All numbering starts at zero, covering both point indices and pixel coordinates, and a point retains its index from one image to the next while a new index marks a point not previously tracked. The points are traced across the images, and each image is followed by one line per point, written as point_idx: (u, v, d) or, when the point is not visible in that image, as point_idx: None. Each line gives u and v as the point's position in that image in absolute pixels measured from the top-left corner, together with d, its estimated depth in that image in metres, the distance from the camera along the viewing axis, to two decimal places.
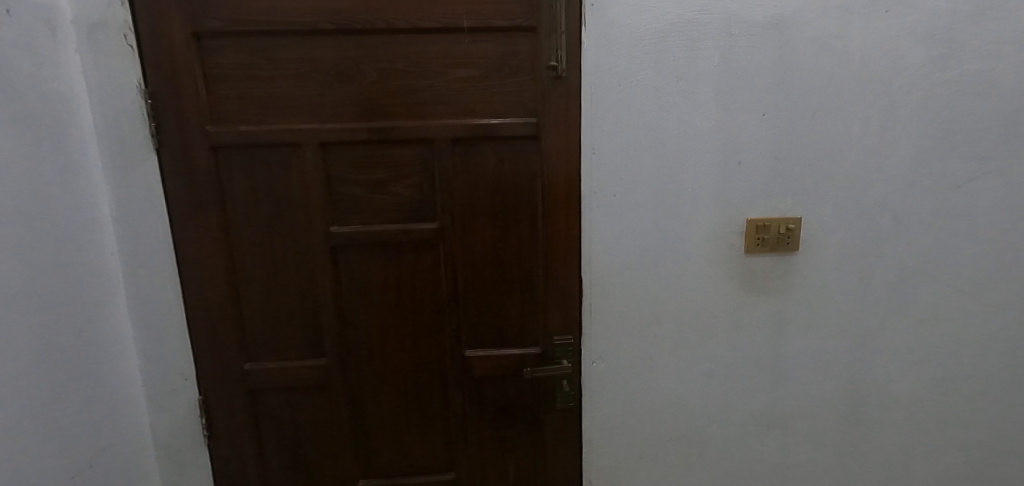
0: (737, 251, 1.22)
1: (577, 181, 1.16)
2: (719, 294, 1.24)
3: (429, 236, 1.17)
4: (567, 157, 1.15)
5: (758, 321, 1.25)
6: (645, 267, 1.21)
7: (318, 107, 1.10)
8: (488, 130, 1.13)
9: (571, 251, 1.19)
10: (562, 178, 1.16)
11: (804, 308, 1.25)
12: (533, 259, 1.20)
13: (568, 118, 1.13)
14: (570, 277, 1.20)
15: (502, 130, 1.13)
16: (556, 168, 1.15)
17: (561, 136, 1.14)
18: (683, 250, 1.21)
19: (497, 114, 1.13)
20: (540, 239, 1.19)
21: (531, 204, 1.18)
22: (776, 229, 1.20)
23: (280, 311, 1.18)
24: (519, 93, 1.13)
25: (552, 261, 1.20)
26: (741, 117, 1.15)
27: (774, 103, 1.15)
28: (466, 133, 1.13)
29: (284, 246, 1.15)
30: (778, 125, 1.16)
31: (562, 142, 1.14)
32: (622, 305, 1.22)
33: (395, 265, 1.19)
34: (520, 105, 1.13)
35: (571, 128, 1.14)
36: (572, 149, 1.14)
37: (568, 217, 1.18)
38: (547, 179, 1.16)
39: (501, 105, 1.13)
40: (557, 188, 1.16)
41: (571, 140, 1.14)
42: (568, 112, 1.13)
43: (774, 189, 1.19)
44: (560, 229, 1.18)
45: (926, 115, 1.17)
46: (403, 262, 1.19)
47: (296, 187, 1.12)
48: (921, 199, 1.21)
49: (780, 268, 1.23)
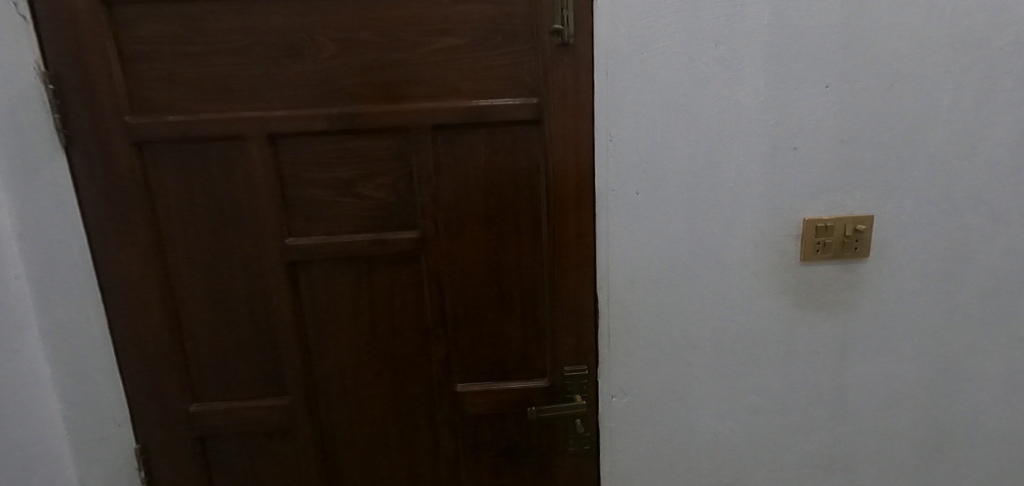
0: (791, 259, 0.97)
1: (590, 176, 0.93)
2: (767, 313, 1.00)
3: (408, 248, 0.95)
4: (577, 146, 0.92)
5: (816, 344, 1.01)
6: (676, 281, 0.98)
7: (264, 90, 0.88)
8: (478, 114, 0.90)
9: (585, 262, 0.96)
10: (572, 173, 0.93)
11: (875, 328, 1.01)
12: (537, 273, 0.98)
13: (578, 97, 0.90)
14: (583, 295, 0.98)
15: (495, 113, 0.90)
16: (563, 160, 0.92)
17: (569, 120, 0.91)
18: (723, 259, 0.97)
19: (488, 95, 0.91)
20: (545, 249, 0.97)
21: (533, 207, 0.95)
22: (841, 231, 0.96)
23: (231, 341, 0.97)
24: (516, 68, 0.90)
25: (561, 276, 0.97)
26: (796, 90, 0.91)
27: (841, 71, 0.90)
28: (449, 118, 0.90)
29: (231, 262, 0.94)
30: (845, 100, 0.91)
31: (570, 128, 0.91)
32: (648, 328, 0.99)
33: (368, 284, 0.97)
34: (518, 82, 0.90)
35: (582, 109, 0.90)
36: (585, 136, 0.91)
37: (578, 222, 0.95)
38: (552, 175, 0.93)
39: (492, 82, 0.90)
40: (565, 185, 0.93)
41: (582, 124, 0.91)
42: (578, 89, 0.90)
43: (838, 180, 0.94)
44: (569, 236, 0.95)
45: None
46: (377, 280, 0.97)
47: (241, 191, 0.91)
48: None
49: (843, 279, 0.99)
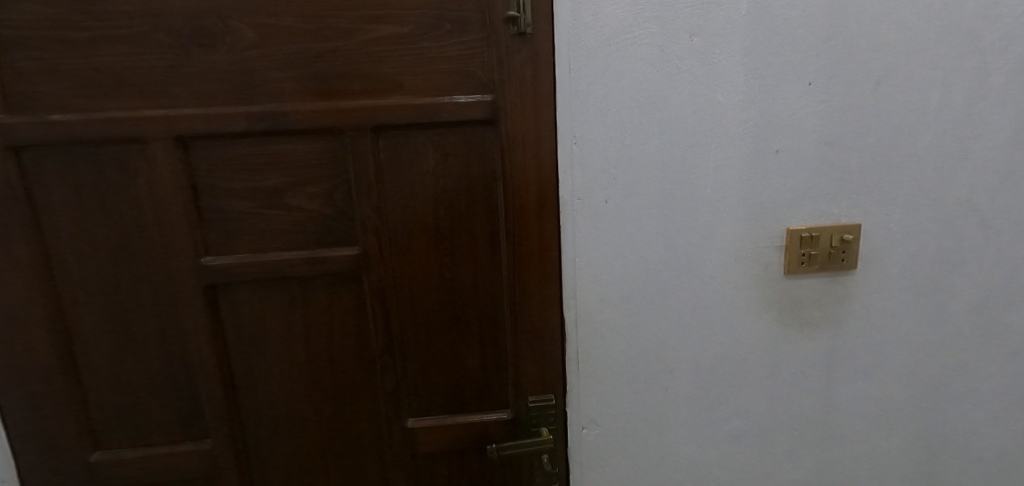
0: (774, 272, 0.89)
1: (553, 183, 0.82)
2: (749, 331, 0.91)
3: (347, 267, 0.83)
4: (538, 150, 0.81)
5: (802, 364, 0.93)
6: (651, 298, 0.88)
7: (169, 84, 0.75)
8: (425, 114, 0.79)
9: (549, 280, 0.86)
10: (534, 180, 0.82)
11: (864, 346, 0.93)
12: (496, 292, 0.87)
13: (538, 94, 0.80)
14: (547, 317, 0.87)
15: (445, 112, 0.79)
16: (523, 166, 0.81)
17: (529, 120, 0.80)
18: (701, 273, 0.88)
19: (435, 91, 0.79)
20: (504, 265, 0.86)
21: (489, 218, 0.84)
22: (828, 242, 0.88)
23: (139, 378, 0.83)
24: (467, 60, 0.79)
25: (523, 295, 0.86)
26: (778, 87, 0.82)
27: (825, 67, 0.82)
28: (391, 118, 0.79)
29: (136, 287, 0.80)
30: (830, 98, 0.83)
31: (530, 129, 0.80)
32: (621, 352, 0.89)
33: (302, 309, 0.84)
34: (470, 77, 0.80)
35: (543, 107, 0.80)
36: (546, 138, 0.81)
37: (542, 235, 0.84)
38: (511, 183, 0.82)
39: (440, 77, 0.79)
40: (526, 193, 0.82)
41: (543, 124, 0.80)
42: (538, 85, 0.80)
43: (823, 186, 0.86)
44: (531, 251, 0.84)
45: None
46: (313, 304, 0.85)
47: (145, 203, 0.78)
48: (1019, 194, 0.89)
49: (829, 293, 0.91)
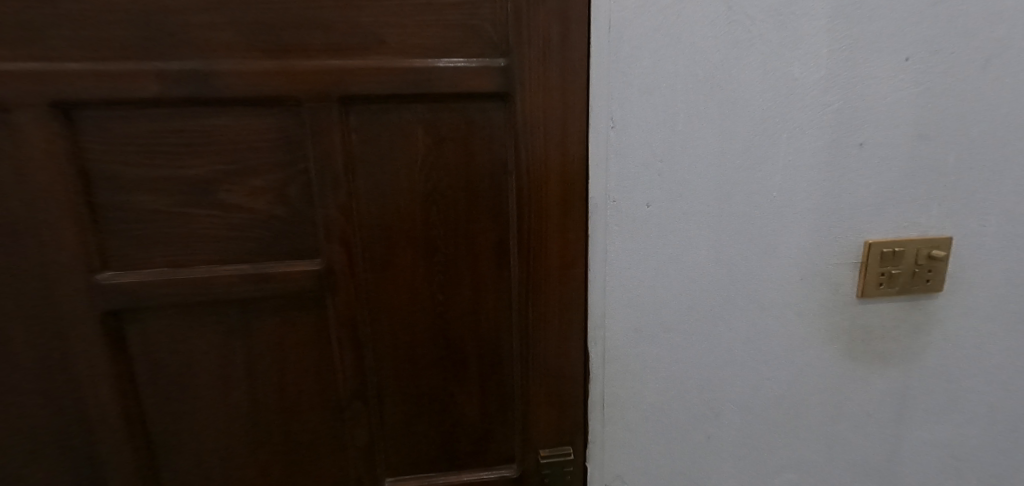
0: (844, 295, 0.72)
1: (581, 180, 0.63)
2: (811, 367, 0.74)
3: (306, 286, 0.62)
4: (563, 137, 0.61)
5: (868, 405, 0.77)
6: (696, 328, 0.70)
7: (43, 28, 0.52)
8: (413, 82, 0.58)
9: (570, 304, 0.67)
10: (556, 176, 0.62)
11: (939, 383, 0.77)
12: (502, 319, 0.68)
13: (565, 61, 0.60)
14: (567, 350, 0.69)
15: (440, 81, 0.59)
16: (543, 156, 0.62)
17: (552, 95, 0.60)
18: (760, 297, 0.70)
19: (428, 52, 0.58)
20: (514, 284, 0.67)
21: (496, 225, 0.64)
22: (911, 258, 0.72)
23: (17, 435, 0.61)
24: (472, 10, 0.58)
25: (536, 323, 0.67)
26: (867, 63, 0.65)
27: (926, 40, 0.65)
28: (365, 88, 0.58)
29: (5, 312, 0.58)
30: (928, 79, 0.66)
31: (554, 107, 0.61)
32: (655, 392, 0.71)
33: (243, 340, 0.63)
34: (475, 33, 0.59)
35: (571, 79, 0.60)
36: (575, 120, 0.61)
37: (564, 248, 0.65)
38: (526, 179, 0.62)
39: (433, 31, 0.58)
40: (547, 193, 0.63)
41: (571, 102, 0.61)
42: (566, 48, 0.60)
43: (910, 189, 0.70)
44: (549, 267, 0.65)
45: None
46: (258, 334, 0.63)
47: (15, 198, 0.55)
48: None
49: (906, 320, 0.74)
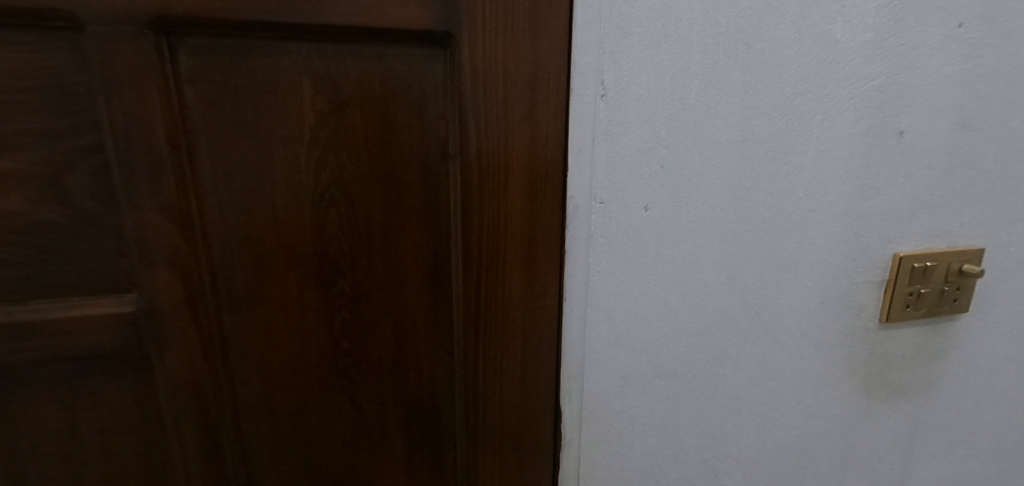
0: (867, 321, 0.58)
1: (556, 173, 0.43)
2: (823, 409, 0.60)
3: (107, 333, 0.40)
4: (531, 108, 0.41)
5: (878, 447, 0.64)
6: (698, 370, 0.53)
7: None
8: (289, 6, 0.36)
9: (537, 348, 0.47)
10: (520, 166, 0.42)
11: (951, 416, 0.66)
12: (438, 372, 0.47)
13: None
14: (529, 410, 0.49)
15: (335, 6, 0.37)
16: (501, 138, 0.42)
17: (516, 43, 0.40)
18: (773, 327, 0.54)
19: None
20: (455, 321, 0.46)
21: (428, 239, 0.44)
22: (942, 276, 0.59)
23: None
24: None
25: (487, 376, 0.47)
26: (916, 27, 0.50)
27: (980, 2, 0.51)
28: (204, 12, 0.35)
29: None
30: (979, 53, 0.52)
31: (518, 62, 0.40)
32: (643, 456, 0.54)
33: (3, 418, 0.40)
34: None
35: (546, 20, 0.40)
36: (549, 83, 0.41)
37: (529, 269, 0.45)
38: (475, 168, 0.42)
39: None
40: (505, 191, 0.43)
41: (542, 55, 0.41)
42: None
43: (946, 190, 0.56)
44: (507, 296, 0.46)
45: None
46: (30, 405, 0.41)
47: None
48: None
49: (926, 347, 0.62)
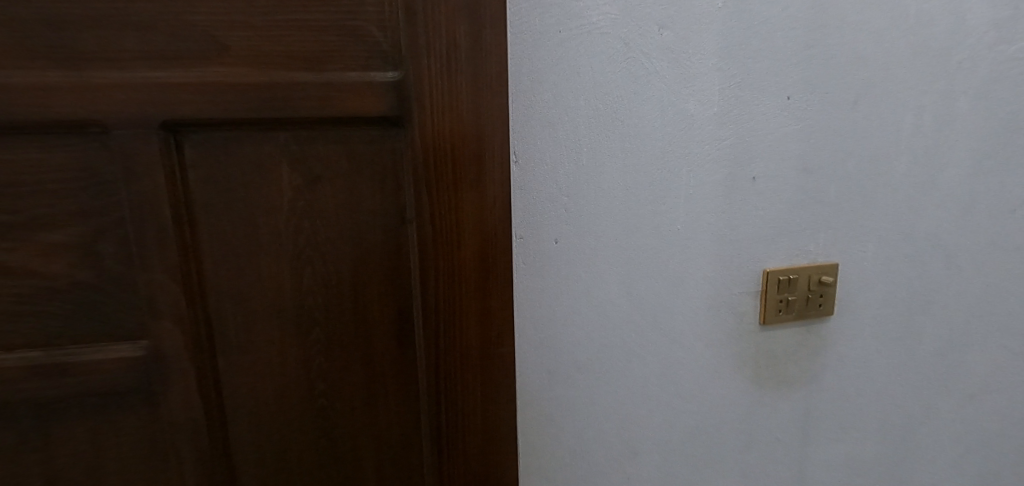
0: (749, 323, 0.72)
1: (502, 227, 0.53)
2: (721, 398, 0.73)
3: (122, 368, 0.49)
4: (478, 175, 0.51)
5: (775, 431, 0.77)
6: (611, 367, 0.66)
7: None
8: (270, 104, 0.47)
9: (493, 373, 0.55)
10: (469, 221, 0.52)
11: (836, 403, 0.79)
12: (404, 392, 0.56)
13: (477, 81, 0.49)
14: (489, 429, 0.56)
15: (306, 104, 0.48)
16: (451, 199, 0.51)
17: (462, 123, 0.50)
18: (668, 329, 0.68)
19: (293, 64, 0.47)
20: (417, 348, 0.55)
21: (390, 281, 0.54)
22: (806, 285, 0.73)
23: None
24: (353, 6, 0.47)
25: (448, 399, 0.55)
26: (754, 100, 0.65)
27: (802, 79, 0.67)
28: (202, 112, 0.46)
29: None
30: (807, 116, 0.68)
31: (464, 137, 0.50)
32: (574, 436, 0.67)
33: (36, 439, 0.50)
34: (358, 45, 0.48)
35: (487, 102, 0.50)
36: (493, 153, 0.51)
37: (482, 305, 0.54)
38: (429, 224, 0.52)
39: (290, 38, 0.47)
40: (456, 242, 0.52)
41: (484, 131, 0.50)
42: (478, 65, 0.50)
43: (800, 219, 0.71)
44: (464, 328, 0.54)
45: (995, 100, 0.75)
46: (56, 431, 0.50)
47: None
48: (982, 228, 0.78)
49: (805, 345, 0.76)
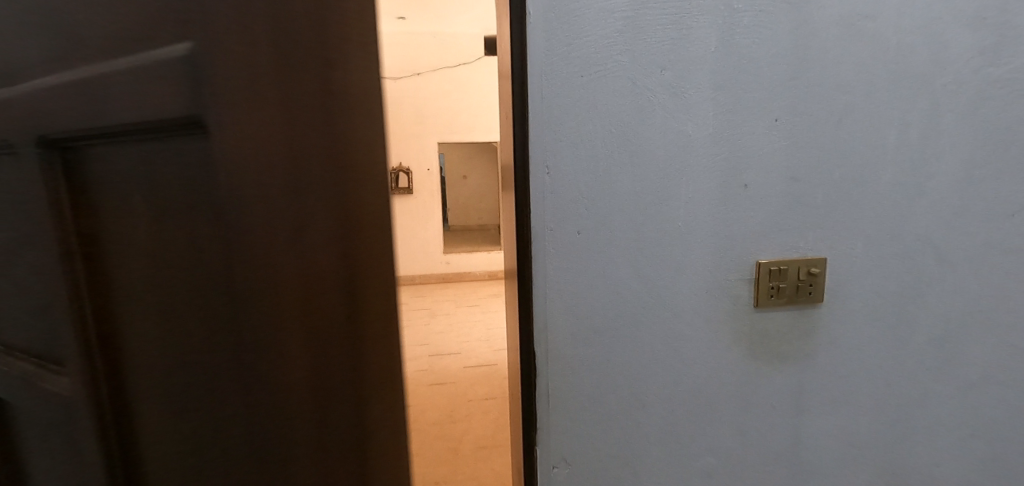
0: (744, 304, 0.89)
1: (325, 257, 0.42)
2: (719, 365, 0.91)
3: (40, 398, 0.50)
4: (297, 199, 0.41)
5: (771, 398, 0.93)
6: (622, 332, 0.87)
7: None
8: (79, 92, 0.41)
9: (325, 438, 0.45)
10: (289, 250, 0.42)
11: (830, 378, 0.93)
12: (253, 464, 0.45)
13: (282, 60, 0.39)
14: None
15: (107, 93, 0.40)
16: (265, 230, 0.41)
17: (271, 118, 0.40)
18: (672, 305, 0.88)
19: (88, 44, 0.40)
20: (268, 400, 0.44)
21: (237, 310, 0.42)
22: (795, 275, 0.89)
23: None
24: None
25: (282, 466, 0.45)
26: (744, 122, 0.84)
27: (790, 105, 0.84)
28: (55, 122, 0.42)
29: None
30: (794, 134, 0.85)
31: (274, 139, 0.40)
32: (590, 387, 0.88)
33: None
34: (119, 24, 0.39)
35: (298, 89, 0.40)
36: (335, 162, 0.41)
37: (311, 363, 0.43)
38: (261, 249, 0.41)
39: (156, 3, 0.39)
40: (278, 285, 0.42)
41: (301, 128, 0.40)
42: (311, 36, 0.40)
43: (789, 219, 0.87)
44: (294, 387, 0.43)
45: (979, 121, 0.88)
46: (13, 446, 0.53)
47: None
48: (970, 233, 0.91)
49: (797, 326, 0.91)
